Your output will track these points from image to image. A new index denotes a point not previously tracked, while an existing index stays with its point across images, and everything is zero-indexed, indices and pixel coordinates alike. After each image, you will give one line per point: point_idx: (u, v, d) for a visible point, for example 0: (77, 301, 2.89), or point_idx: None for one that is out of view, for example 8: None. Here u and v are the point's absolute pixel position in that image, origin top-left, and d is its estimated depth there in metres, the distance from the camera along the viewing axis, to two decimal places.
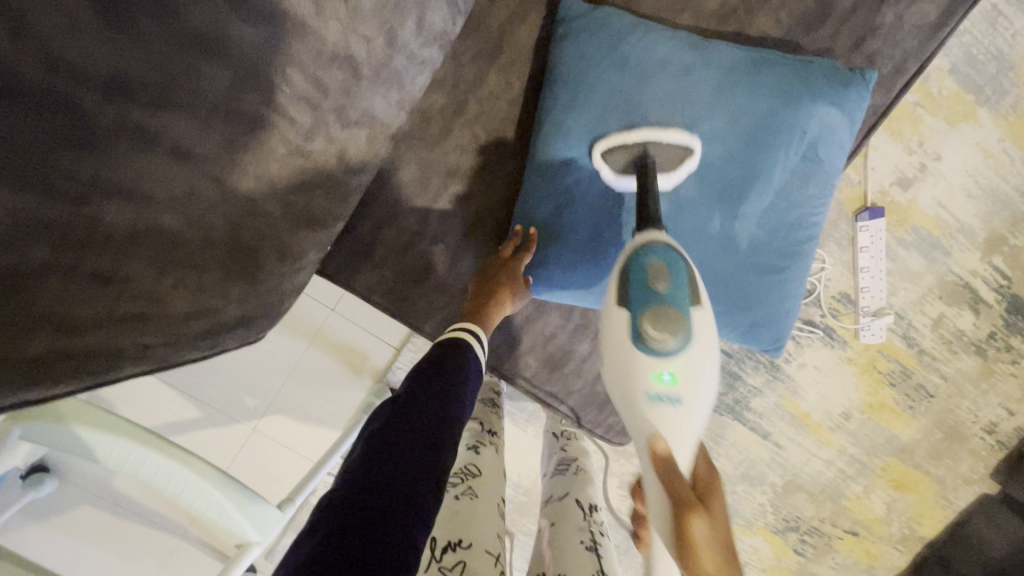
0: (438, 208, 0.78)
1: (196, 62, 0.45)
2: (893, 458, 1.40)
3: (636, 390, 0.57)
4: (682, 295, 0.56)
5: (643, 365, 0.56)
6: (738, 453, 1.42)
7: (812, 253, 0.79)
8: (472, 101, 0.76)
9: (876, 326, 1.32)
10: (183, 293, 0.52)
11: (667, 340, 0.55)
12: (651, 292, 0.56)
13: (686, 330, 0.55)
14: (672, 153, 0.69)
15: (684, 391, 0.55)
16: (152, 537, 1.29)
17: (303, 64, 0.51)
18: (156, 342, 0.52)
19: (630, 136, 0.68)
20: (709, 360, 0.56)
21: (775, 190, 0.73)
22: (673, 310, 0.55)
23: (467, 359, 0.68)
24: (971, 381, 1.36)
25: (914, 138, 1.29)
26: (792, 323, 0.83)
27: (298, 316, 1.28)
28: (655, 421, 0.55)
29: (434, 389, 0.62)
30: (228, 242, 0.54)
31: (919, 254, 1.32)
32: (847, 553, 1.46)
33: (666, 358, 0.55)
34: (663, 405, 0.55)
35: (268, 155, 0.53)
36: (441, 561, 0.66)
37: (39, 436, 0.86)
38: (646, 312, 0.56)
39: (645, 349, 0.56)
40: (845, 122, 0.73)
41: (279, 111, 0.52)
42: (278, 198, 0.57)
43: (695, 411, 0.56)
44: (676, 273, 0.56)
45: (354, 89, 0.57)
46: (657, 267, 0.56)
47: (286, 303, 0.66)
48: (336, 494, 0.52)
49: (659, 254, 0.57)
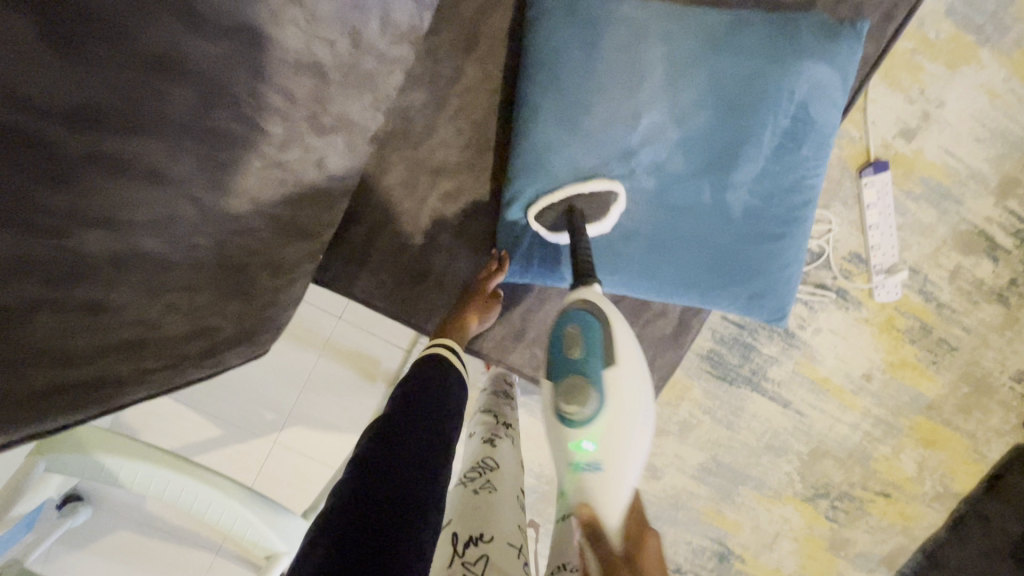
0: (428, 207, 0.77)
1: (160, 82, 0.43)
2: (920, 416, 1.38)
3: (564, 464, 0.60)
4: (595, 362, 0.58)
5: (566, 434, 0.59)
6: (760, 425, 1.40)
7: (811, 218, 0.77)
8: (452, 96, 0.75)
9: (891, 284, 1.29)
10: (177, 315, 0.53)
11: (579, 408, 0.58)
12: (568, 359, 0.60)
13: (597, 401, 0.57)
14: (599, 201, 0.70)
15: (604, 457, 0.57)
16: (187, 555, 1.33)
17: (270, 73, 0.50)
18: (156, 366, 0.53)
19: (555, 195, 0.70)
20: (629, 421, 0.57)
21: (767, 155, 0.72)
22: (582, 382, 0.58)
23: (449, 376, 0.72)
24: (994, 331, 1.34)
25: (914, 87, 1.25)
26: (795, 291, 0.81)
27: (308, 328, 1.30)
28: (586, 493, 0.57)
29: (425, 403, 0.67)
30: (217, 261, 0.55)
31: (929, 206, 1.29)
32: (880, 515, 1.44)
33: (580, 432, 0.58)
34: (588, 474, 0.58)
35: (245, 170, 0.53)
36: (463, 555, 0.67)
37: (65, 466, 0.89)
38: (560, 381, 0.60)
39: (564, 418, 0.59)
40: (835, 78, 0.71)
41: (248, 124, 0.51)
42: (262, 212, 0.57)
43: (619, 473, 0.57)
44: (588, 339, 0.59)
45: (325, 95, 0.56)
46: (571, 331, 0.60)
47: (285, 314, 0.67)
48: (335, 504, 0.54)
49: (574, 317, 0.60)
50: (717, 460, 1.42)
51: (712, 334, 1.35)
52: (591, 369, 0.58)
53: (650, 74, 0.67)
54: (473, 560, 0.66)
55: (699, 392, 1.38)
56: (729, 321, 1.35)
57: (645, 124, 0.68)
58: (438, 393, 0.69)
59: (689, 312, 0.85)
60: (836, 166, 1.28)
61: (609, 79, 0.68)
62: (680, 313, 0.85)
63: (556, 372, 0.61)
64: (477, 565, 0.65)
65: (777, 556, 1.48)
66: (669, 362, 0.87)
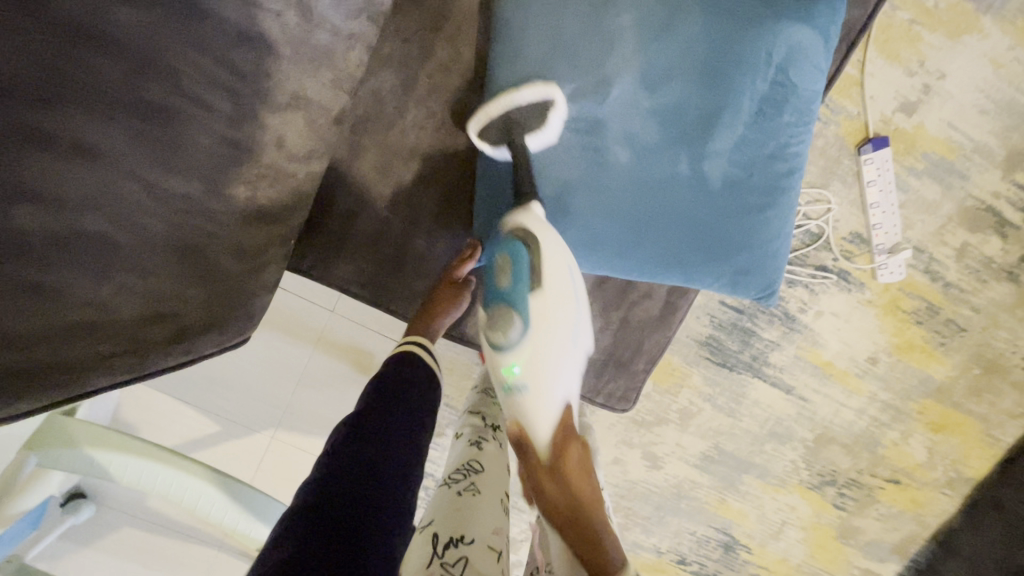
0: (403, 191, 0.75)
1: (80, 53, 0.45)
2: (929, 399, 1.34)
3: (498, 383, 0.70)
4: (519, 290, 0.66)
5: (500, 361, 0.69)
6: (762, 411, 1.37)
7: (797, 188, 0.75)
8: (423, 77, 0.73)
9: (893, 264, 1.26)
10: (132, 298, 0.52)
11: (506, 333, 0.67)
12: (498, 290, 0.69)
13: (520, 325, 0.66)
14: (537, 111, 0.66)
15: (526, 376, 0.66)
16: (189, 550, 1.34)
17: (208, 45, 0.50)
18: (114, 351, 0.52)
19: (490, 109, 0.66)
20: (547, 341, 0.66)
21: (744, 124, 0.70)
22: (506, 308, 0.67)
23: (421, 372, 0.71)
24: (1005, 310, 1.29)
25: (913, 59, 1.20)
26: (783, 267, 0.79)
27: (300, 323, 1.29)
28: (514, 408, 0.67)
29: (398, 404, 0.66)
30: (172, 243, 0.53)
31: (933, 182, 1.25)
32: (891, 503, 1.40)
33: (508, 354, 0.67)
34: (514, 393, 0.67)
35: (192, 147, 0.52)
36: (442, 556, 0.65)
37: (55, 461, 0.90)
38: (492, 307, 0.69)
39: (496, 346, 0.68)
40: (817, 41, 0.69)
41: (189, 97, 0.50)
42: (217, 191, 0.55)
43: (540, 387, 0.66)
44: (512, 268, 0.67)
45: (274, 69, 0.55)
46: (502, 262, 0.68)
47: (262, 301, 0.66)
48: (304, 504, 0.52)
49: (503, 249, 0.68)
50: (720, 448, 1.40)
51: (710, 320, 1.32)
52: (514, 294, 0.66)
53: (619, 42, 0.66)
54: (451, 562, 0.65)
55: (699, 380, 1.35)
56: (727, 306, 1.32)
57: (615, 94, 0.68)
58: (412, 393, 0.68)
59: (675, 292, 0.84)
60: (833, 143, 1.24)
61: (579, 49, 0.67)
62: (667, 295, 0.83)
63: (491, 298, 0.70)
64: (455, 565, 0.64)
65: (784, 545, 1.45)
66: (657, 344, 0.86)
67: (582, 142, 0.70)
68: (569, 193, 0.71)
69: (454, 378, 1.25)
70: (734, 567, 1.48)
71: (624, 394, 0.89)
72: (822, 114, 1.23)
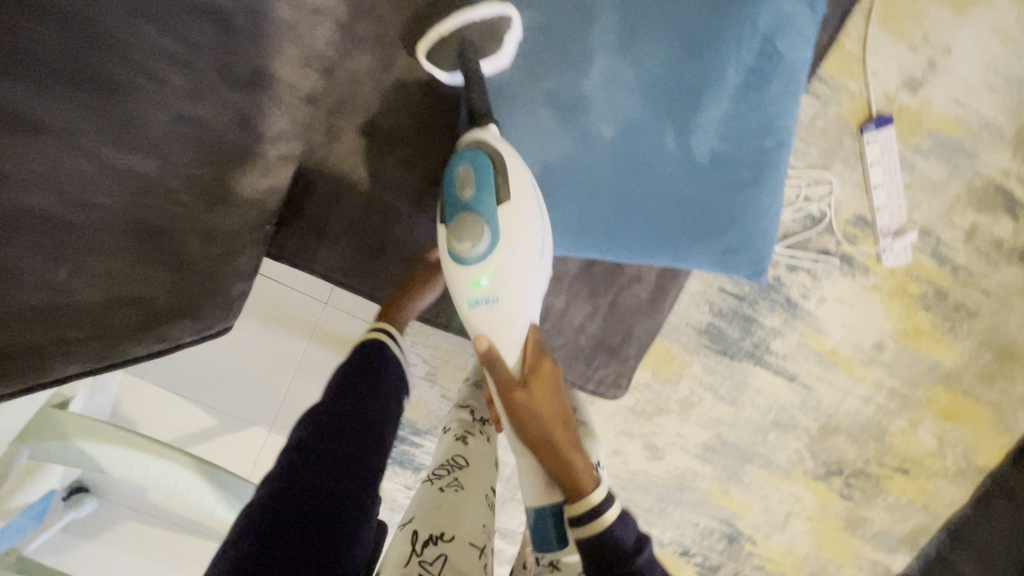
0: (383, 175, 0.74)
1: (22, 21, 0.43)
2: (938, 386, 1.30)
3: (461, 300, 0.68)
4: (486, 201, 0.64)
5: (464, 274, 0.67)
6: (765, 400, 1.34)
7: (787, 162, 0.72)
8: (400, 56, 0.71)
9: (899, 247, 1.23)
10: (91, 282, 0.51)
11: (472, 247, 0.65)
12: (460, 199, 0.65)
13: (488, 235, 0.64)
14: (493, 31, 0.63)
15: (497, 292, 0.66)
16: (189, 544, 1.34)
17: (153, 14, 0.49)
18: (77, 337, 0.52)
19: (442, 28, 0.62)
20: (517, 255, 0.65)
21: (731, 96, 0.68)
22: (472, 218, 0.64)
23: (388, 364, 0.71)
24: (1016, 294, 1.25)
25: (917, 33, 1.16)
26: (774, 247, 0.76)
27: (294, 315, 1.28)
28: (482, 324, 0.68)
29: (362, 392, 0.65)
30: (130, 225, 0.53)
31: (940, 162, 1.21)
32: (899, 493, 1.37)
33: (476, 267, 0.66)
34: (482, 307, 0.67)
35: (146, 123, 0.51)
36: (421, 553, 0.68)
37: (47, 454, 0.91)
38: (452, 221, 0.66)
39: (461, 259, 0.66)
40: (802, 8, 0.67)
41: (139, 71, 0.49)
42: (176, 171, 0.54)
43: (511, 304, 0.67)
44: (477, 180, 0.64)
45: (231, 44, 0.54)
46: (462, 171, 0.64)
47: (234, 288, 0.65)
48: (266, 502, 0.52)
49: (465, 158, 0.64)
50: (722, 438, 1.37)
51: (709, 307, 1.29)
52: (482, 206, 0.64)
53: (600, 14, 0.65)
54: (430, 560, 0.67)
55: (699, 369, 1.32)
56: (727, 293, 1.28)
57: (598, 67, 0.66)
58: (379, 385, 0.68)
59: (666, 275, 0.82)
60: (835, 123, 1.20)
61: (556, 24, 0.66)
62: (657, 278, 0.81)
63: (450, 212, 0.66)
64: (436, 563, 0.66)
65: (789, 537, 1.42)
66: (648, 330, 0.84)
67: (565, 119, 0.67)
68: (551, 173, 0.69)
69: (449, 370, 1.24)
70: (737, 559, 1.45)
71: (615, 380, 0.87)
72: (824, 93, 1.19)
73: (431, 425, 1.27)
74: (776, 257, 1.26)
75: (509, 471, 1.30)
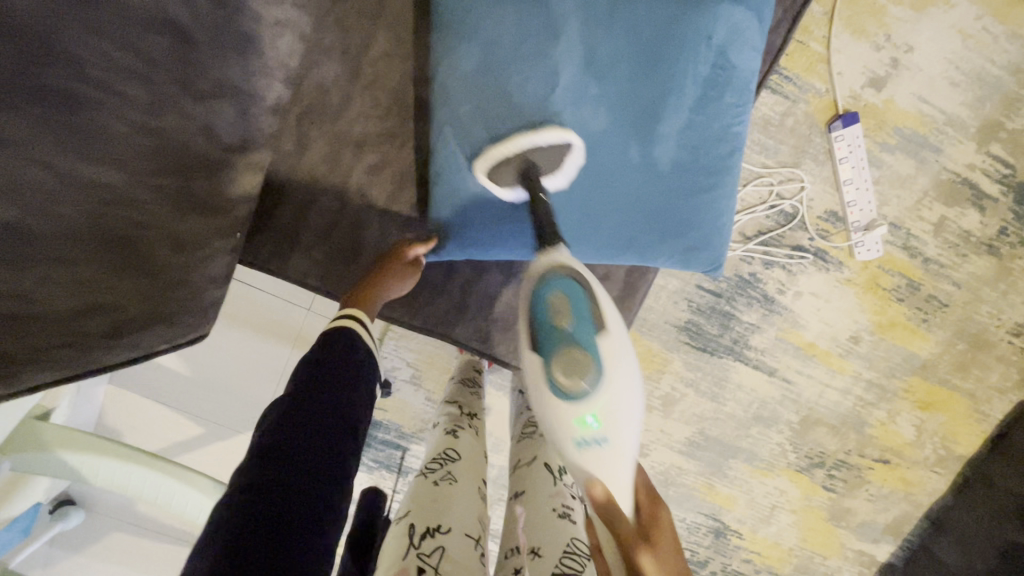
0: (354, 181, 0.76)
1: None
2: (914, 377, 1.33)
3: (566, 439, 0.62)
4: (586, 330, 0.62)
5: (566, 410, 0.61)
6: (746, 395, 1.36)
7: (738, 167, 0.76)
8: (365, 66, 0.74)
9: (870, 241, 1.25)
10: (59, 290, 0.53)
11: (578, 381, 0.60)
12: (557, 330, 0.62)
13: (598, 371, 0.60)
14: (556, 154, 0.67)
15: (608, 431, 0.61)
16: (181, 553, 1.34)
17: (105, 27, 0.48)
18: (50, 344, 0.54)
19: (508, 150, 0.66)
20: (625, 394, 0.61)
21: (690, 107, 0.70)
22: (579, 352, 0.61)
23: (361, 351, 0.72)
24: (987, 284, 1.28)
25: (880, 33, 1.20)
26: (729, 243, 0.81)
27: (278, 322, 1.29)
28: (591, 467, 0.61)
29: (336, 385, 0.65)
30: (96, 235, 0.54)
31: (907, 157, 1.24)
32: (881, 483, 1.39)
33: (582, 402, 0.60)
34: (592, 449, 0.61)
35: (107, 135, 0.51)
36: (418, 547, 0.74)
37: (29, 466, 0.92)
38: (553, 351, 0.61)
39: (563, 394, 0.61)
40: (752, 20, 0.68)
41: (94, 83, 0.49)
42: (142, 182, 0.55)
43: (621, 446, 0.61)
44: (575, 308, 0.62)
45: (192, 59, 0.54)
46: (556, 299, 0.62)
47: (211, 293, 0.68)
48: (239, 498, 0.53)
49: (558, 287, 0.62)
50: (705, 433, 1.38)
51: (688, 304, 1.31)
52: (586, 337, 0.61)
53: (563, 29, 0.65)
54: (428, 552, 0.73)
55: (680, 365, 1.34)
56: (705, 289, 1.30)
57: (564, 80, 0.66)
58: (354, 374, 0.69)
59: (635, 273, 0.84)
60: (803, 122, 1.23)
61: (518, 41, 0.66)
62: (626, 277, 0.84)
63: (547, 345, 0.62)
64: (433, 555, 0.73)
65: (775, 530, 1.43)
66: None
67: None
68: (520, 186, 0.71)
69: (432, 372, 1.25)
70: (726, 554, 1.45)
71: None
72: (791, 92, 1.22)
73: (417, 429, 1.28)
74: (751, 253, 1.28)
75: (496, 472, 1.31)
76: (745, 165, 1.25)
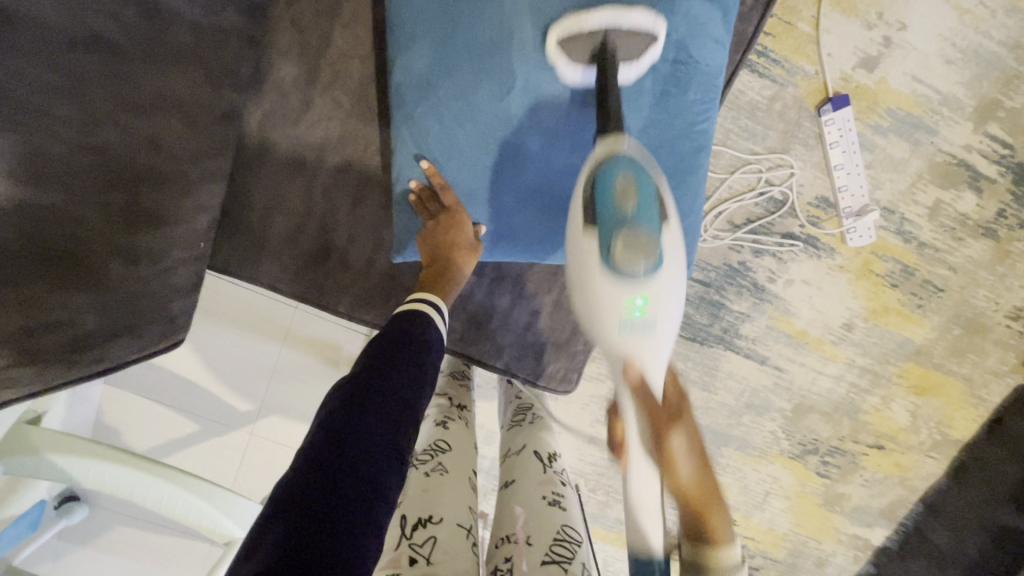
0: (320, 182, 0.81)
1: None
2: (909, 363, 1.28)
3: (612, 323, 0.60)
4: (649, 215, 0.59)
5: (618, 290, 0.60)
6: (737, 384, 1.31)
7: (706, 163, 0.80)
8: (324, 67, 0.79)
9: (862, 227, 1.22)
10: (14, 311, 0.54)
11: (636, 264, 0.59)
12: (620, 209, 0.59)
13: (657, 255, 0.59)
14: (636, 43, 0.67)
15: (655, 316, 0.60)
16: (186, 545, 1.36)
17: (32, 53, 0.51)
18: (9, 363, 0.56)
19: (589, 21, 0.66)
20: (674, 283, 0.61)
21: (648, 106, 0.74)
22: (641, 232, 0.58)
23: (429, 337, 0.71)
24: (984, 268, 1.24)
25: (871, 10, 1.16)
26: (698, 243, 0.85)
27: (265, 320, 1.31)
28: (632, 350, 0.61)
29: (405, 372, 0.65)
30: (47, 254, 0.55)
31: (899, 139, 1.20)
32: (875, 468, 1.33)
33: (634, 281, 0.59)
34: (636, 332, 0.60)
35: (48, 156, 0.53)
36: (411, 536, 0.75)
37: (21, 469, 0.95)
38: (613, 229, 0.59)
39: (615, 273, 0.59)
40: (713, 14, 0.73)
41: (33, 109, 0.52)
42: (88, 200, 0.57)
43: (664, 335, 0.61)
44: (641, 192, 0.59)
45: (125, 71, 0.57)
46: (621, 184, 0.59)
47: (176, 302, 0.71)
48: (299, 482, 0.52)
49: (625, 170, 0.60)
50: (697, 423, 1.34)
51: None
52: (651, 223, 0.58)
53: (519, 31, 0.70)
54: (420, 543, 0.74)
55: None
56: (693, 279, 1.27)
57: (520, 81, 0.72)
58: (417, 359, 0.67)
59: None
60: (792, 106, 1.20)
61: (472, 42, 0.72)
62: None
63: (607, 227, 0.60)
64: (425, 544, 0.74)
65: (769, 516, 1.36)
66: None
67: (487, 143, 0.75)
68: (477, 184, 0.78)
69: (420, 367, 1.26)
70: None
71: (564, 375, 0.91)
72: (779, 76, 1.19)
73: None
74: (740, 242, 1.25)
75: (488, 463, 1.31)
76: (732, 151, 1.22)
